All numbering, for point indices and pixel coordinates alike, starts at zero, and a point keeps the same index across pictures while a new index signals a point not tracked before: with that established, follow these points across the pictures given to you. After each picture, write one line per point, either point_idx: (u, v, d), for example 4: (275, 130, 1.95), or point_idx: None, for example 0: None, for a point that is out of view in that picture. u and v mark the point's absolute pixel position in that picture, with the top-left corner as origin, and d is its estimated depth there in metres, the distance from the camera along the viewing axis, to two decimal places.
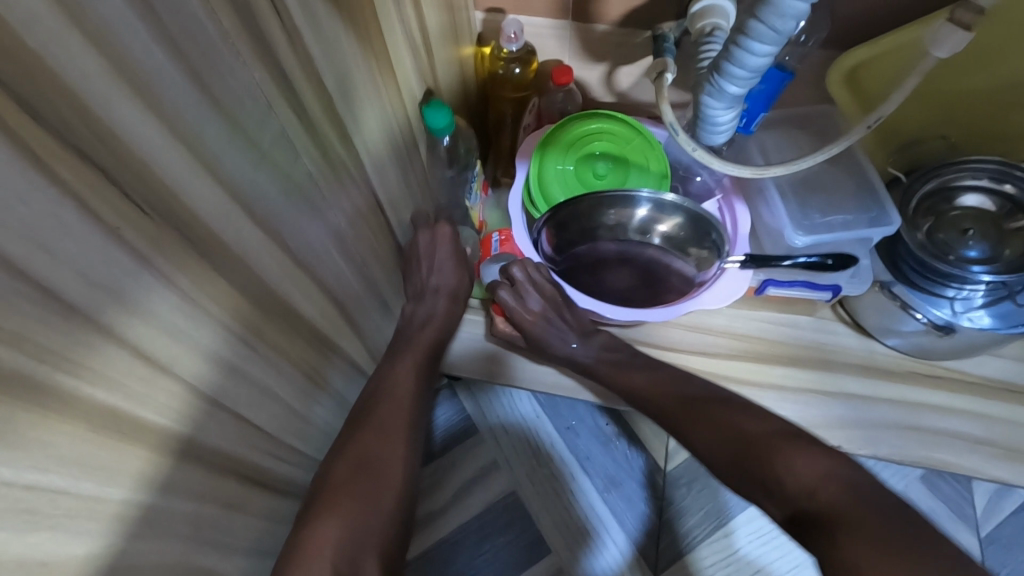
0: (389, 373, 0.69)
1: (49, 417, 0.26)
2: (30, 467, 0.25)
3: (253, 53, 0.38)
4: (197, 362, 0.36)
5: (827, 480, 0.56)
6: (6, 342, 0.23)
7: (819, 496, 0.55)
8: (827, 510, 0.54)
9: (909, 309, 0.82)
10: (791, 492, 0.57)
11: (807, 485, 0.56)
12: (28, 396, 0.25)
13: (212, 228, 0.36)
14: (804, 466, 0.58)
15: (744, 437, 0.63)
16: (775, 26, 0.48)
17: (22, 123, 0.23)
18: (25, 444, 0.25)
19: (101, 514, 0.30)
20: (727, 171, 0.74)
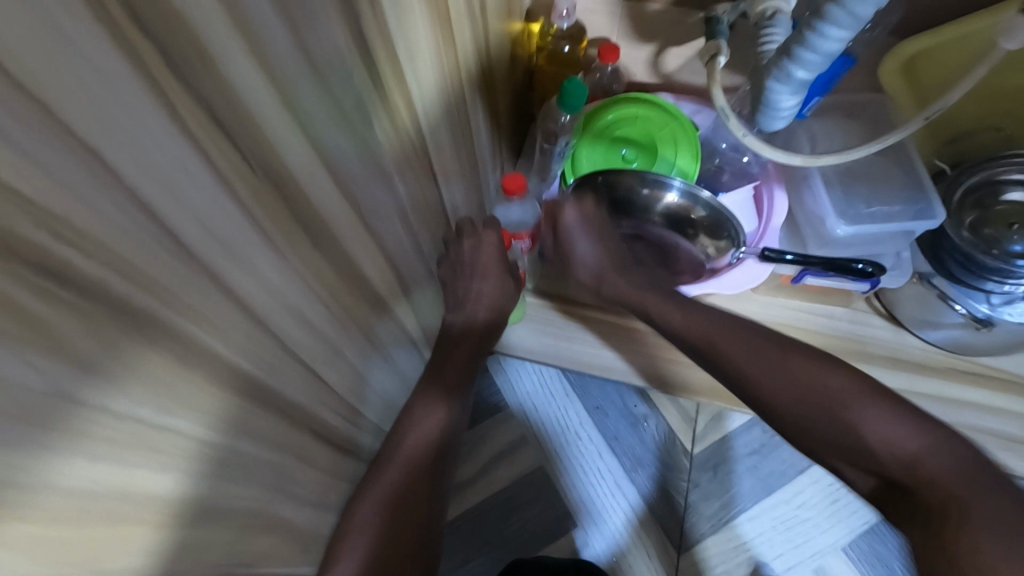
0: (416, 409, 0.69)
1: (163, 353, 0.28)
2: (145, 400, 0.27)
3: (343, 17, 0.39)
4: (283, 316, 0.37)
5: (922, 451, 0.57)
6: (137, 283, 0.25)
7: (922, 468, 0.57)
8: (931, 482, 0.56)
9: (949, 300, 0.81)
10: (894, 464, 0.58)
11: (900, 453, 0.58)
12: (147, 332, 0.26)
13: (303, 189, 0.37)
14: (885, 432, 0.59)
15: (834, 390, 0.62)
16: (856, 11, 0.48)
17: (164, 77, 0.24)
18: (140, 377, 0.27)
19: (194, 451, 0.32)
20: (776, 158, 0.73)
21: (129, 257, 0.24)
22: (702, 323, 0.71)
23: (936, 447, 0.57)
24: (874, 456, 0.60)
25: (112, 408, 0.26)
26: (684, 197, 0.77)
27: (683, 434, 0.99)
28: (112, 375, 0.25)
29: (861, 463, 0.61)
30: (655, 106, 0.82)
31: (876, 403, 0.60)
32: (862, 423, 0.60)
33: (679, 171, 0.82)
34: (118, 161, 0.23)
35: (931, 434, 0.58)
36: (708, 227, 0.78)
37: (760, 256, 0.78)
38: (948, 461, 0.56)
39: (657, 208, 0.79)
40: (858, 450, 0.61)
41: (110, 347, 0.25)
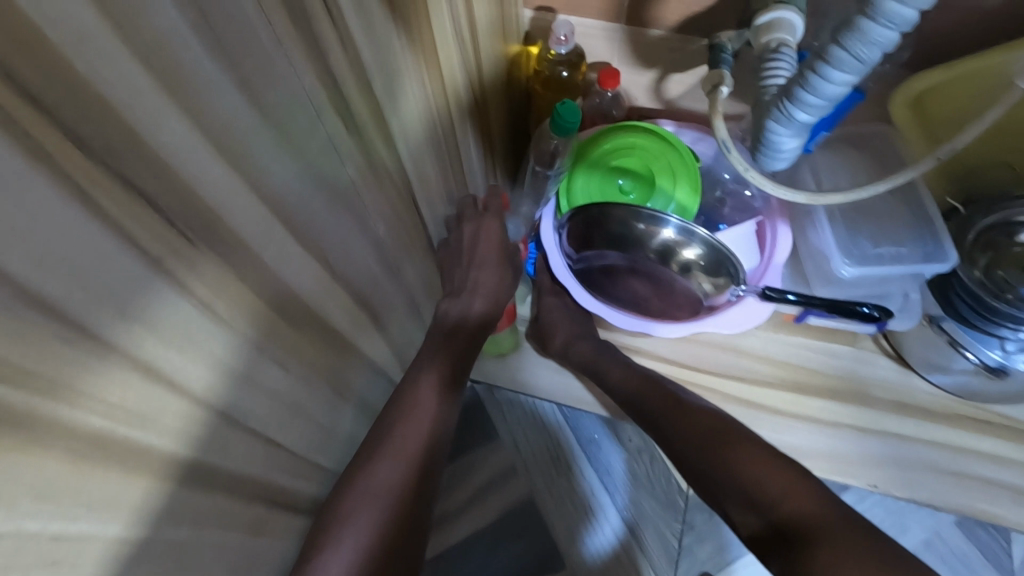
0: (411, 387, 0.63)
1: (79, 463, 0.24)
2: (58, 517, 0.24)
3: (304, 60, 0.36)
4: (231, 388, 0.34)
5: (790, 493, 0.55)
6: (35, 388, 0.22)
7: (786, 506, 0.54)
8: (790, 520, 0.54)
9: (959, 347, 0.78)
10: (760, 503, 0.56)
11: (769, 492, 0.56)
12: (56, 442, 0.23)
13: (254, 249, 0.34)
14: (759, 473, 0.58)
15: (712, 434, 0.63)
16: (860, 55, 0.45)
17: (65, 153, 0.21)
18: (51, 493, 0.23)
19: (129, 555, 0.28)
20: (778, 195, 0.68)
21: (27, 366, 0.21)
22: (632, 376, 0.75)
23: (799, 491, 0.55)
24: (745, 493, 0.57)
25: (16, 534, 0.22)
26: (681, 234, 0.74)
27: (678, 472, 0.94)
28: (13, 499, 0.22)
29: (739, 501, 0.58)
30: (654, 135, 0.79)
31: (758, 450, 0.60)
32: (738, 458, 0.60)
33: (678, 204, 0.80)
34: (9, 262, 0.20)
35: (804, 482, 0.56)
36: (708, 266, 0.75)
37: (761, 294, 0.75)
38: (808, 503, 0.54)
39: (653, 246, 0.76)
40: (737, 486, 0.58)
41: (9, 470, 0.21)
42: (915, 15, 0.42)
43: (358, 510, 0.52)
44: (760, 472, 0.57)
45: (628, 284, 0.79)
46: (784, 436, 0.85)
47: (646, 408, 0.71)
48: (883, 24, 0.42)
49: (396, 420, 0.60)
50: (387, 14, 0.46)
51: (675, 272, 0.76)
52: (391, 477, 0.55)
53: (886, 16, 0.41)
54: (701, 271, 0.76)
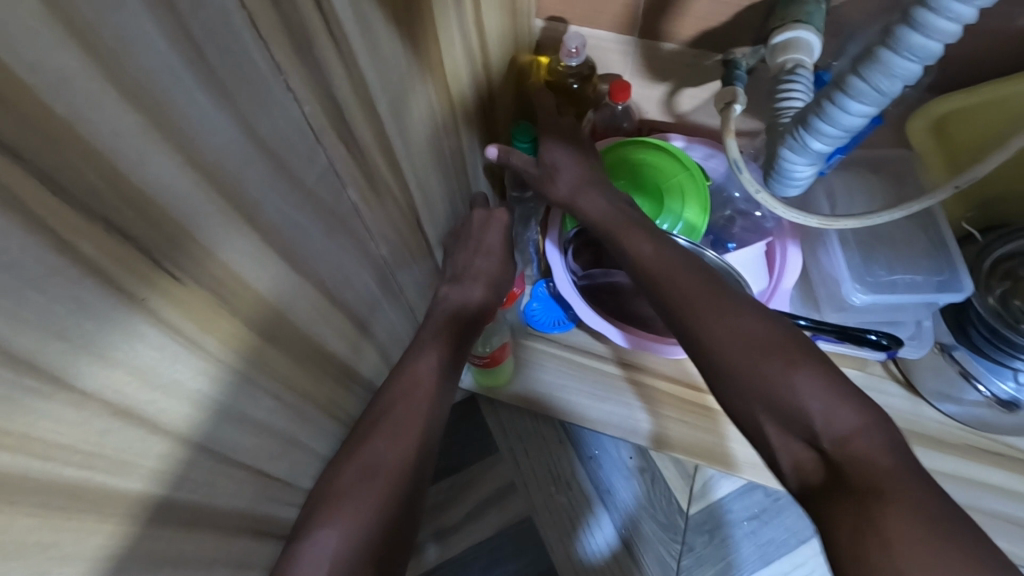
0: (409, 365, 0.59)
1: (52, 517, 0.24)
2: (28, 571, 0.23)
3: (304, 84, 0.35)
4: (219, 424, 0.33)
5: (861, 430, 0.47)
6: (7, 446, 0.21)
7: (851, 446, 0.47)
8: (854, 465, 0.46)
9: (971, 378, 0.76)
10: (818, 430, 0.49)
11: (835, 424, 0.48)
12: (31, 497, 0.22)
13: (246, 281, 0.33)
14: (818, 393, 0.49)
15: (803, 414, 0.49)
16: (881, 87, 0.43)
17: (44, 201, 0.21)
18: (20, 551, 0.22)
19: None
20: (796, 219, 0.67)
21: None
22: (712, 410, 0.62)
23: (874, 426, 0.47)
24: (803, 419, 0.49)
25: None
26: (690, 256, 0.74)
27: (679, 492, 0.93)
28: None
29: (781, 420, 0.50)
30: (663, 152, 0.77)
31: (822, 370, 0.50)
32: (796, 377, 0.50)
33: (687, 223, 0.77)
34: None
35: (880, 422, 0.48)
36: None
37: None
38: (880, 448, 0.47)
39: None
40: (787, 405, 0.50)
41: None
42: (940, 49, 0.40)
43: (352, 488, 0.48)
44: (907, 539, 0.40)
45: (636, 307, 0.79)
46: None
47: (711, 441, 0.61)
48: (906, 57, 0.41)
49: (393, 395, 0.56)
50: (392, 33, 0.45)
51: None
52: (382, 454, 0.51)
53: (910, 48, 0.40)
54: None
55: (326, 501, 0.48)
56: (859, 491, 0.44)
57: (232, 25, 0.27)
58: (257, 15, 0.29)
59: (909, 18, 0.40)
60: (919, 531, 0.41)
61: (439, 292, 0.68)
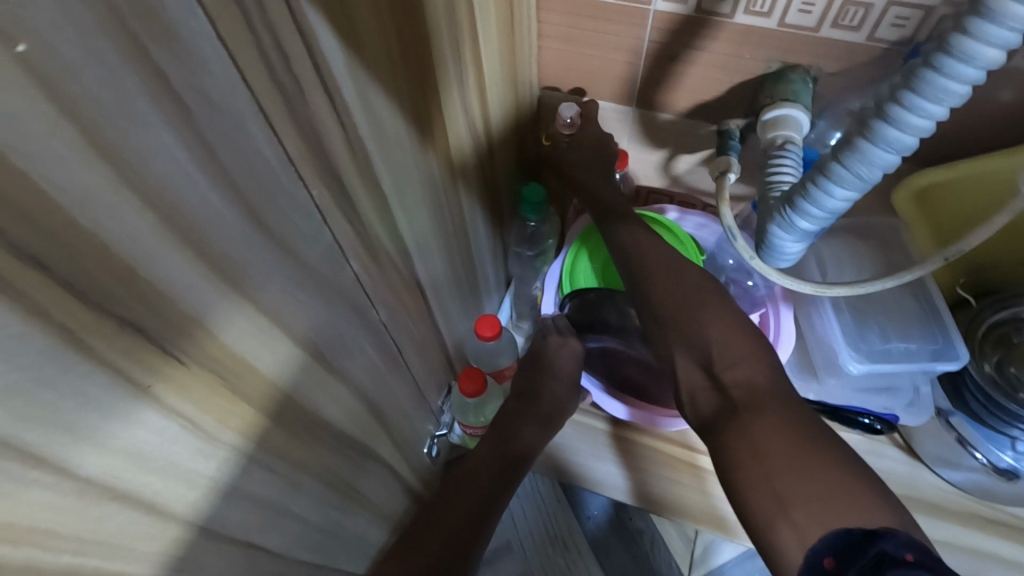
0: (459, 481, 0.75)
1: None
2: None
3: (312, 171, 0.37)
4: (214, 500, 0.34)
5: (747, 361, 0.57)
6: (8, 539, 0.22)
7: (735, 372, 0.57)
8: (739, 386, 0.56)
9: (968, 445, 0.76)
10: (712, 356, 0.58)
11: (725, 354, 0.58)
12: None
13: (248, 358, 0.35)
14: (721, 331, 0.59)
15: (750, 365, 0.57)
16: (861, 174, 0.45)
17: (60, 305, 0.22)
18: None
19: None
20: (790, 286, 0.68)
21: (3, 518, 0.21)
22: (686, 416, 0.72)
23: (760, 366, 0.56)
24: (706, 349, 0.59)
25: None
26: None
27: (679, 556, 0.91)
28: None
29: (692, 354, 0.59)
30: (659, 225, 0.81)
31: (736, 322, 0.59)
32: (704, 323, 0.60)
33: None
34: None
35: (761, 358, 0.57)
36: None
37: None
38: (767, 378, 0.56)
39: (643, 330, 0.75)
40: (700, 341, 0.59)
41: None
42: (914, 142, 0.43)
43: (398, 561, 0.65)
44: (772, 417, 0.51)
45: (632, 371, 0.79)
46: None
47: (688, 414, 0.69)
48: (882, 148, 0.43)
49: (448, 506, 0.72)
50: (397, 115, 0.48)
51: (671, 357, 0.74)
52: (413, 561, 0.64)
53: (885, 140, 0.43)
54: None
55: None
56: (735, 408, 0.54)
57: (243, 127, 0.30)
58: (268, 114, 0.32)
59: (883, 112, 0.42)
60: (794, 453, 0.48)
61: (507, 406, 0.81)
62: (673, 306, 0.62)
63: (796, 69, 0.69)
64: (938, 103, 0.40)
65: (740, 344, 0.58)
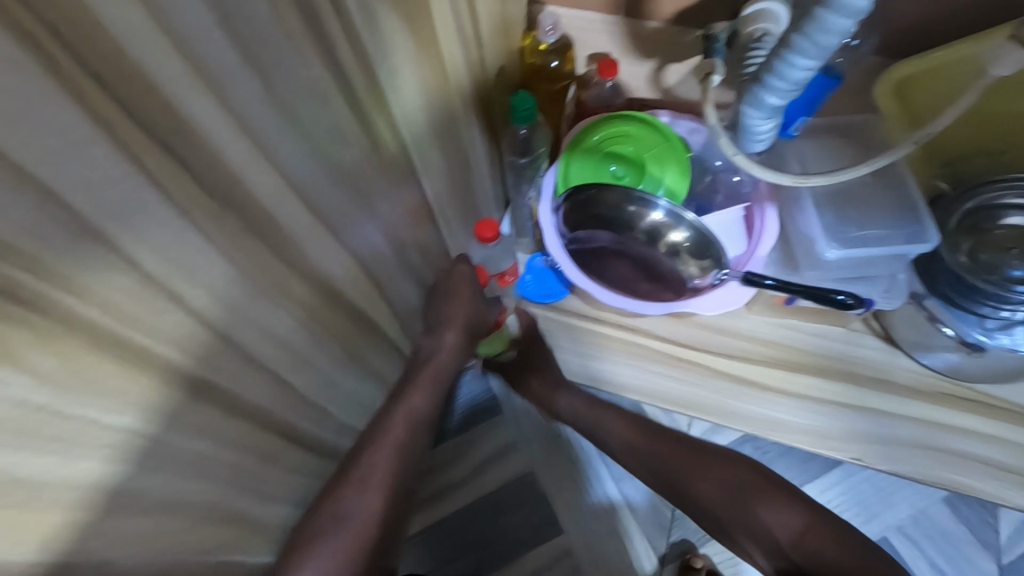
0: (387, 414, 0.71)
1: (104, 360, 0.30)
2: (83, 400, 0.29)
3: (313, 51, 0.41)
4: (240, 326, 0.40)
5: (808, 531, 0.74)
6: (87, 300, 0.28)
7: (806, 545, 0.73)
8: (807, 554, 0.73)
9: (938, 322, 0.81)
10: (784, 541, 0.74)
11: (794, 538, 0.74)
12: (89, 338, 0.29)
13: (268, 210, 0.40)
14: (782, 526, 0.75)
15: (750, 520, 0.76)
16: (820, 42, 0.49)
17: (119, 122, 0.27)
18: (80, 380, 0.29)
19: (148, 450, 0.34)
20: (768, 178, 0.71)
21: (74, 276, 0.27)
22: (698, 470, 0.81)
23: (820, 529, 0.74)
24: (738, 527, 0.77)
25: (49, 408, 0.27)
26: (670, 217, 0.80)
27: None
28: (47, 377, 0.27)
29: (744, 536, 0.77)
30: (648, 125, 0.84)
31: (777, 496, 0.77)
32: (763, 509, 0.76)
33: (667, 188, 0.84)
34: (70, 197, 0.26)
35: (779, 509, 0.76)
36: (693, 248, 0.81)
37: (742, 278, 0.80)
38: (783, 520, 0.75)
39: (642, 226, 0.82)
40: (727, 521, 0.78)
41: (50, 352, 0.27)
42: (868, 5, 0.46)
43: (333, 535, 0.57)
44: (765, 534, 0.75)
45: (615, 265, 0.86)
46: (773, 413, 0.89)
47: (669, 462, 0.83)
48: (839, 14, 0.46)
49: (370, 452, 0.66)
50: (391, 8, 0.50)
51: (662, 252, 0.83)
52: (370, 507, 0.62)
53: (840, 6, 0.45)
54: (688, 255, 0.83)
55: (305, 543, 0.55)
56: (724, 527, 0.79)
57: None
58: None
59: None
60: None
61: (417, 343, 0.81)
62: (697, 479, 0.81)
63: None
64: None
65: (731, 496, 0.78)
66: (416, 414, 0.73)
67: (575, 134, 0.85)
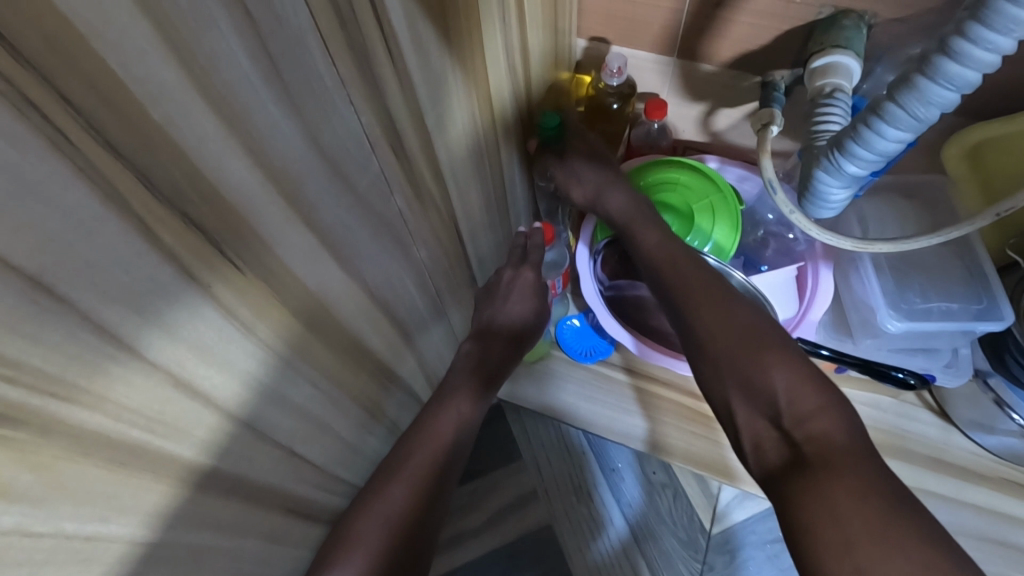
0: (433, 414, 0.64)
1: (116, 471, 0.26)
2: (91, 518, 0.26)
3: (363, 99, 0.37)
4: (258, 403, 0.36)
5: (822, 412, 0.50)
6: (88, 403, 0.24)
7: (808, 426, 0.50)
8: (816, 444, 0.48)
9: (1006, 407, 0.74)
10: (781, 408, 0.52)
11: (798, 405, 0.51)
12: (100, 451, 0.25)
13: (298, 273, 0.36)
14: (790, 382, 0.52)
15: (816, 410, 0.50)
16: (917, 113, 0.44)
17: (137, 197, 0.23)
18: (90, 498, 0.25)
19: (148, 554, 0.30)
20: (829, 240, 0.66)
21: (81, 383, 0.23)
22: (734, 318, 0.57)
23: (836, 417, 0.50)
24: (769, 397, 0.52)
25: (51, 534, 0.24)
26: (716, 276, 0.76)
27: (702, 512, 0.91)
28: (52, 501, 0.24)
29: (749, 398, 0.54)
30: (698, 172, 0.79)
31: (795, 359, 0.53)
32: (775, 371, 0.53)
33: (715, 243, 0.79)
34: (71, 291, 0.22)
35: (838, 408, 0.50)
36: None
37: None
38: (845, 436, 0.49)
39: None
40: (760, 389, 0.53)
41: (55, 476, 0.23)
42: (978, 77, 0.41)
43: (371, 532, 0.51)
44: (818, 402, 0.51)
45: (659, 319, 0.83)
46: None
47: (676, 285, 0.62)
48: (943, 85, 0.42)
49: (411, 447, 0.59)
50: (441, 47, 0.46)
51: None
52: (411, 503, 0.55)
53: (946, 77, 0.41)
54: None
55: (346, 545, 0.50)
56: (805, 462, 0.47)
57: (304, 45, 0.30)
58: (323, 30, 0.31)
59: (945, 47, 0.41)
60: (864, 509, 0.42)
61: (461, 347, 0.73)
62: (719, 313, 0.58)
63: (849, 14, 0.65)
64: (1007, 35, 0.38)
65: (777, 367, 0.53)
66: (462, 421, 0.65)
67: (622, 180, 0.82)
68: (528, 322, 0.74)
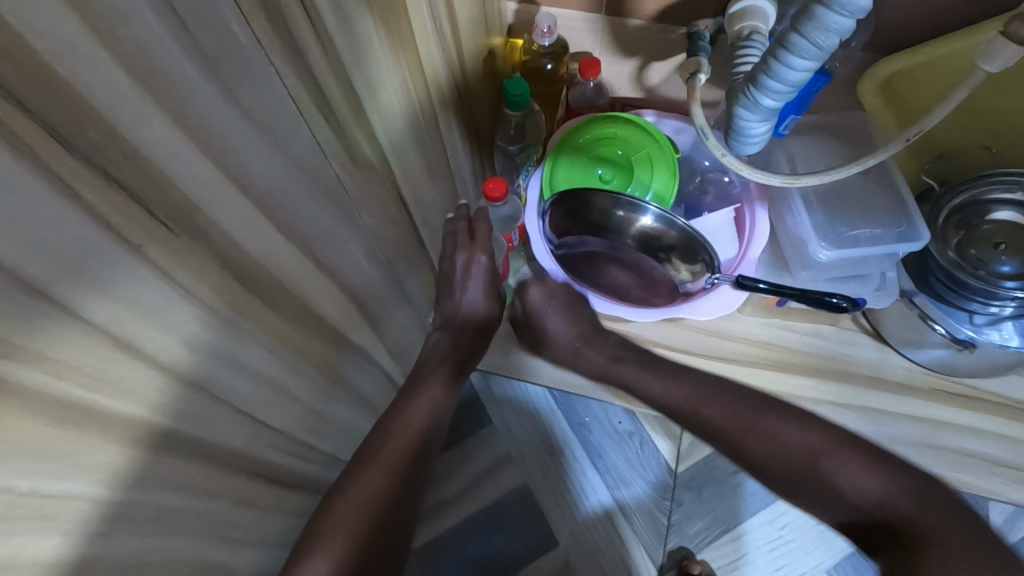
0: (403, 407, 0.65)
1: (64, 430, 0.27)
2: (46, 476, 0.26)
3: (284, 60, 0.37)
4: (209, 367, 0.36)
5: (891, 493, 0.58)
6: (28, 361, 0.24)
7: (890, 510, 0.57)
8: (899, 518, 0.56)
9: (929, 320, 0.81)
10: (864, 507, 0.58)
11: (871, 498, 0.58)
12: (46, 410, 0.26)
13: (235, 236, 0.36)
14: (854, 478, 0.60)
15: (898, 494, 0.57)
16: (819, 41, 0.47)
17: (53, 153, 0.24)
18: (42, 455, 0.26)
19: (112, 516, 0.30)
20: (757, 179, 0.69)
21: (17, 340, 0.24)
22: (781, 453, 0.65)
23: (902, 491, 0.58)
24: (840, 499, 0.60)
25: (5, 490, 0.24)
26: (660, 222, 0.77)
27: (667, 453, 0.95)
28: (4, 457, 0.24)
29: (821, 503, 0.62)
30: (634, 125, 0.82)
31: (859, 454, 0.61)
32: (836, 470, 0.61)
33: (656, 192, 0.82)
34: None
35: (904, 479, 0.58)
36: (682, 253, 0.78)
37: (735, 282, 0.78)
38: (914, 504, 0.56)
39: (631, 233, 0.78)
40: (829, 496, 0.61)
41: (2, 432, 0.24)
42: (868, 2, 0.44)
43: (347, 526, 0.52)
44: (888, 485, 0.58)
45: (611, 271, 0.83)
46: None
47: (718, 428, 0.69)
48: (839, 12, 0.45)
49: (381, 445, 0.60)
50: (363, 9, 0.46)
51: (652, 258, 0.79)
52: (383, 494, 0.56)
53: (840, 5, 0.44)
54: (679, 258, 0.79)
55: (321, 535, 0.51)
56: (907, 538, 0.55)
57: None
58: None
59: None
60: None
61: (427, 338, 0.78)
62: (798, 454, 0.63)
63: None
64: None
65: (845, 462, 0.61)
66: (431, 410, 0.66)
67: (561, 137, 0.83)
68: (492, 313, 0.79)
